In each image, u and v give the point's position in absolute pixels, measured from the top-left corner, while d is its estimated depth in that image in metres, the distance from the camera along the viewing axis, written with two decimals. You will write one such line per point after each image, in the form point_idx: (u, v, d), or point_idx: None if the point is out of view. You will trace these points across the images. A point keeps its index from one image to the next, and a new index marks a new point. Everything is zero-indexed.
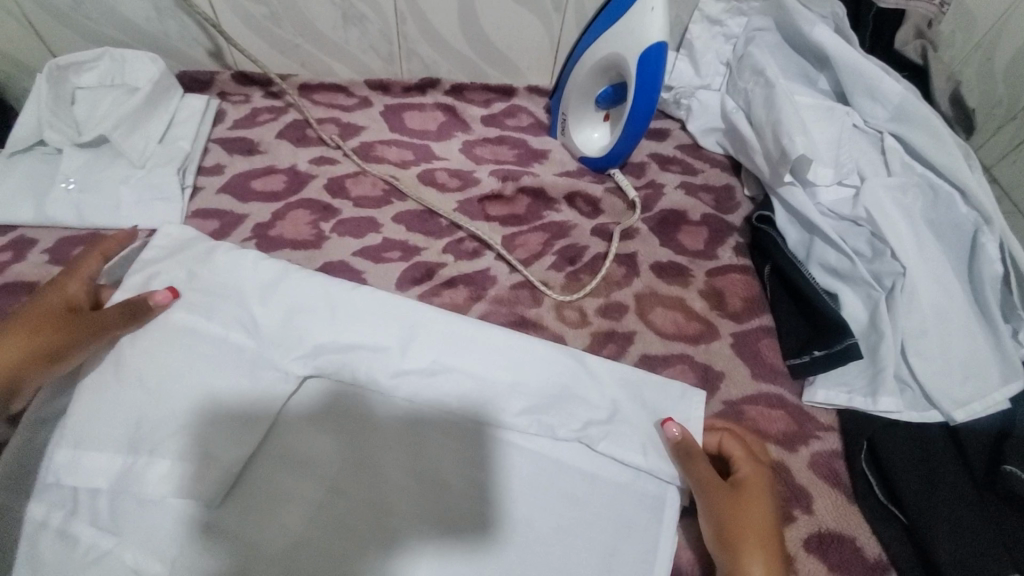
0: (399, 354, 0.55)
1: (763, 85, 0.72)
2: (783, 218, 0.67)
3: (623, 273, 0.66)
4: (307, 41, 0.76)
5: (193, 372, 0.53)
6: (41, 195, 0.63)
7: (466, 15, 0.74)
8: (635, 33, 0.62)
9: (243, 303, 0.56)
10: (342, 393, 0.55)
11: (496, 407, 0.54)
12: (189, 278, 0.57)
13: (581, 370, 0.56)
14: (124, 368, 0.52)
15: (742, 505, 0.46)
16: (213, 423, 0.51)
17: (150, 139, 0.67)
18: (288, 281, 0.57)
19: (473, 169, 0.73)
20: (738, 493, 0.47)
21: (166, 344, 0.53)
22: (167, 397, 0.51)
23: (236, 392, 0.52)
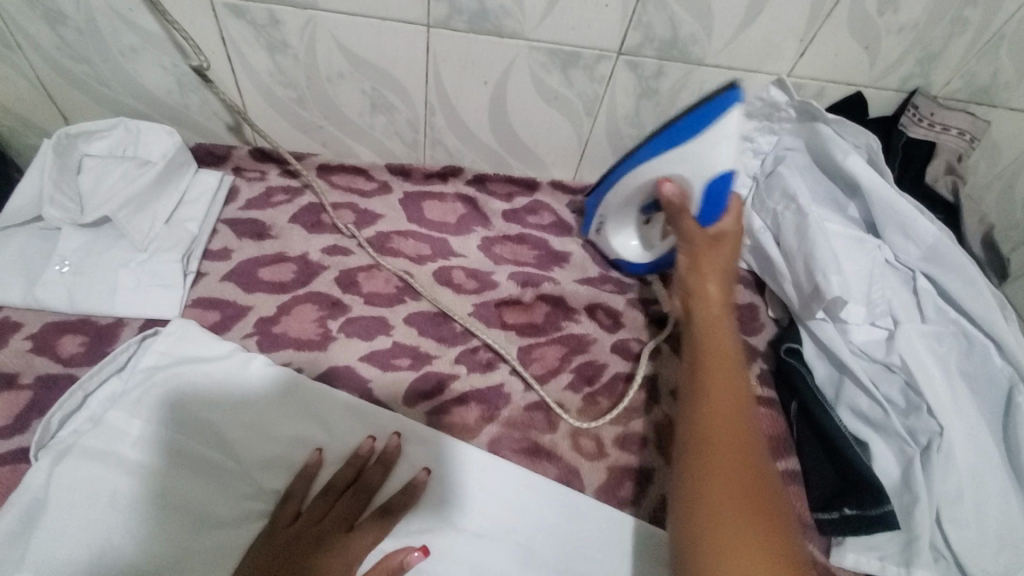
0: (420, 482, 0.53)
1: (793, 211, 0.70)
2: (812, 352, 0.65)
3: (642, 399, 0.63)
4: (332, 124, 0.73)
5: (192, 488, 0.49)
6: (32, 275, 0.58)
7: (497, 112, 0.73)
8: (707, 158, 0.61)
9: (238, 417, 0.53)
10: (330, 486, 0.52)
11: (490, 554, 0.51)
12: (195, 389, 0.53)
13: (595, 536, 0.53)
14: (103, 486, 0.47)
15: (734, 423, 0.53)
16: (186, 554, 0.47)
17: (155, 221, 0.63)
18: (289, 393, 0.55)
19: (491, 270, 0.71)
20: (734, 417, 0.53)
21: (153, 461, 0.49)
22: (145, 518, 0.47)
23: (214, 516, 0.49)
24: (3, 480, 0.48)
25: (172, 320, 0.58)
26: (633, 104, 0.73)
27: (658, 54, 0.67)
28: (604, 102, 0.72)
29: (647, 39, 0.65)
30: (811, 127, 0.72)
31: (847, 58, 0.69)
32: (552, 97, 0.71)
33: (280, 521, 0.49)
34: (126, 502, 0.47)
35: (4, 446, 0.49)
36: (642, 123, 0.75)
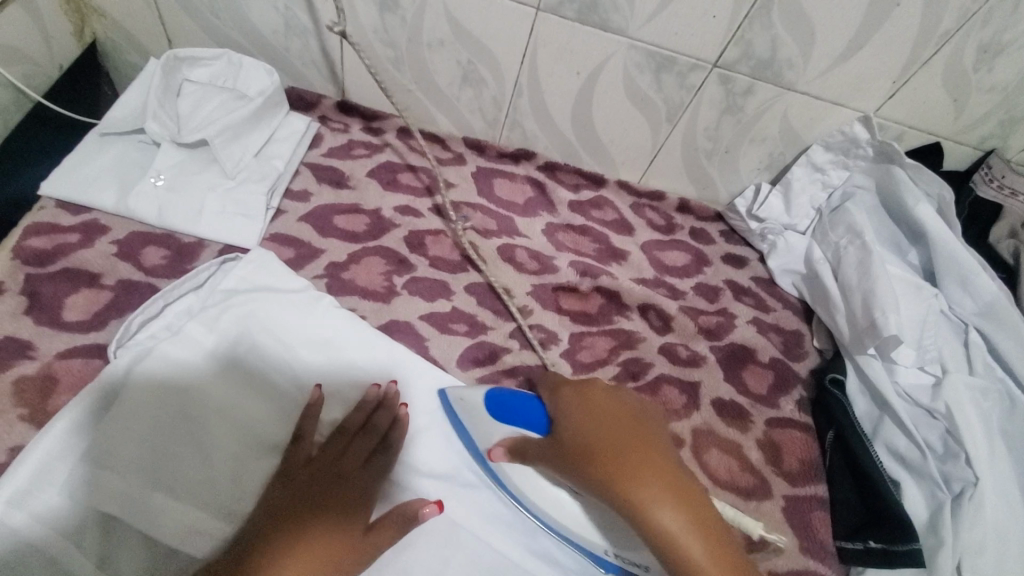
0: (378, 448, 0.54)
1: (858, 247, 0.71)
2: (854, 387, 0.66)
3: (682, 402, 0.64)
4: (421, 89, 0.76)
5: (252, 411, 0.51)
6: (126, 183, 0.60)
7: (581, 104, 0.75)
8: (494, 441, 0.52)
9: (297, 350, 0.55)
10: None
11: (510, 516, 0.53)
12: (263, 313, 0.55)
13: None
14: (165, 388, 0.49)
15: (643, 448, 0.42)
16: (233, 465, 0.48)
17: (246, 152, 0.65)
18: (348, 334, 0.56)
19: (553, 255, 0.72)
20: (582, 408, 0.46)
21: (215, 375, 0.51)
22: (201, 425, 0.49)
23: (262, 432, 0.50)
24: (78, 371, 0.50)
25: (251, 249, 0.60)
26: (714, 118, 0.74)
27: (752, 72, 0.68)
28: (687, 111, 0.74)
29: (745, 56, 0.67)
30: (885, 168, 0.72)
31: (934, 108, 0.70)
32: (639, 99, 0.73)
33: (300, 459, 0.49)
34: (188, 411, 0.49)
35: (80, 340, 0.51)
36: (718, 138, 0.77)
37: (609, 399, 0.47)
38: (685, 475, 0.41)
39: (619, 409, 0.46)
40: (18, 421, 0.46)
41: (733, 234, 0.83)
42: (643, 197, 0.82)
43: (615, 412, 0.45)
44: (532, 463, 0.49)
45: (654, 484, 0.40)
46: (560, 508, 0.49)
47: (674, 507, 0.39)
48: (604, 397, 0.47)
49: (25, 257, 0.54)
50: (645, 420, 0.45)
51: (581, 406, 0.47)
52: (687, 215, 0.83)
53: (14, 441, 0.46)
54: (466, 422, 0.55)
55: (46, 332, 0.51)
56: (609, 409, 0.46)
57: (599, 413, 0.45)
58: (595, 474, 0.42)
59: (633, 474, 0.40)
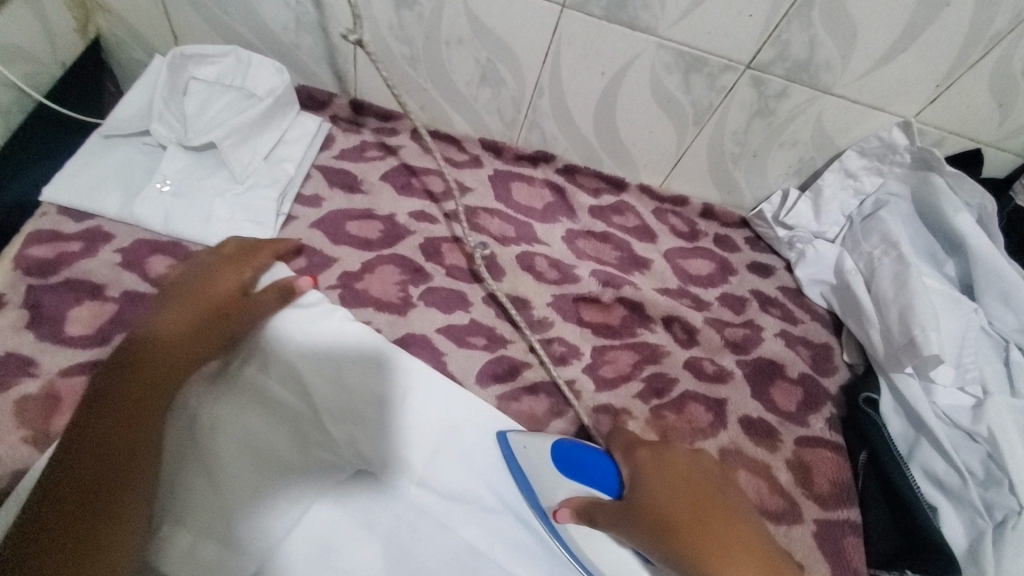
0: (377, 477, 0.51)
1: (893, 259, 0.67)
2: (888, 405, 0.63)
3: (709, 421, 0.61)
4: (437, 88, 0.72)
5: (254, 428, 0.49)
6: (131, 188, 0.58)
7: (604, 106, 0.71)
8: (561, 501, 0.50)
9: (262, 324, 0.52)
10: (340, 489, 0.50)
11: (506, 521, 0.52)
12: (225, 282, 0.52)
13: None
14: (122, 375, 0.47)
15: (727, 517, 0.44)
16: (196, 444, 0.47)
17: (256, 155, 0.62)
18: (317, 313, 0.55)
19: (573, 263, 0.69)
20: (663, 477, 0.47)
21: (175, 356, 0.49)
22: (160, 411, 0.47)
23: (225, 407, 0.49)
24: (82, 389, 0.47)
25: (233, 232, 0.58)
26: (744, 121, 0.71)
27: (787, 74, 0.65)
28: (715, 113, 0.70)
29: (780, 57, 0.63)
30: (924, 175, 0.69)
31: (977, 114, 0.66)
32: (666, 101, 0.70)
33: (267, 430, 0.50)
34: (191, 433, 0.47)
35: (84, 356, 0.49)
36: (747, 141, 0.73)
37: (686, 465, 0.48)
38: (774, 550, 0.43)
39: (697, 478, 0.47)
40: (19, 444, 0.44)
41: (759, 241, 0.80)
42: (666, 202, 0.79)
43: (688, 477, 0.47)
44: (600, 528, 0.48)
45: (752, 561, 0.41)
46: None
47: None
48: (676, 462, 0.48)
49: (27, 267, 0.52)
50: (724, 492, 0.47)
51: (660, 474, 0.47)
52: (712, 220, 0.79)
53: (16, 464, 0.44)
54: (528, 473, 0.53)
55: (48, 348, 0.48)
56: (687, 475, 0.47)
57: (675, 480, 0.47)
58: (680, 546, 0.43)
59: (715, 546, 0.42)
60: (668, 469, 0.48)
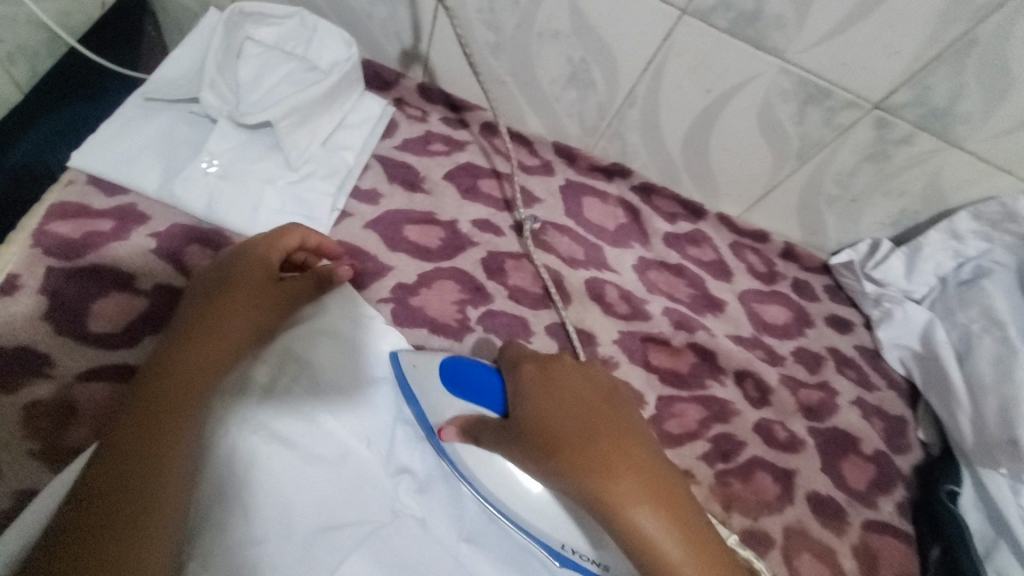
0: (423, 526, 0.46)
1: (997, 339, 0.61)
2: (967, 498, 0.59)
3: (776, 494, 0.56)
4: (517, 82, 0.65)
5: (282, 441, 0.45)
6: (173, 164, 0.52)
7: (700, 126, 0.64)
8: (447, 419, 0.47)
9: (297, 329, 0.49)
10: (385, 536, 0.44)
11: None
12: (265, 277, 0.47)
13: None
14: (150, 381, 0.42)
15: (616, 430, 0.41)
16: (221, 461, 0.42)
17: (314, 140, 0.56)
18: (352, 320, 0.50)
19: (645, 298, 0.63)
20: (548, 392, 0.43)
21: None
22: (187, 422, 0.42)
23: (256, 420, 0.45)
24: (101, 399, 0.42)
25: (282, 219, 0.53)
26: (851, 163, 0.63)
27: (916, 121, 0.57)
28: (823, 151, 0.63)
29: (916, 101, 0.56)
30: None
31: None
32: (771, 130, 0.62)
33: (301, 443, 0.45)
34: (226, 464, 0.42)
35: (108, 359, 0.43)
36: (849, 185, 0.66)
37: (569, 377, 0.44)
38: (665, 471, 0.39)
39: (593, 394, 0.44)
40: (26, 458, 0.39)
41: (839, 291, 0.73)
42: (745, 236, 0.72)
43: (596, 398, 0.43)
44: (486, 447, 0.44)
45: (621, 481, 0.38)
46: (530, 505, 0.43)
47: (658, 512, 0.37)
48: (576, 378, 0.44)
49: (47, 246, 0.45)
50: (619, 406, 0.43)
51: (537, 386, 0.44)
52: (792, 262, 0.73)
53: (21, 482, 0.39)
54: (415, 388, 0.48)
55: (67, 345, 0.43)
56: (571, 386, 0.44)
57: (591, 400, 0.43)
58: (568, 463, 0.39)
59: (612, 466, 0.38)
60: (595, 396, 0.43)
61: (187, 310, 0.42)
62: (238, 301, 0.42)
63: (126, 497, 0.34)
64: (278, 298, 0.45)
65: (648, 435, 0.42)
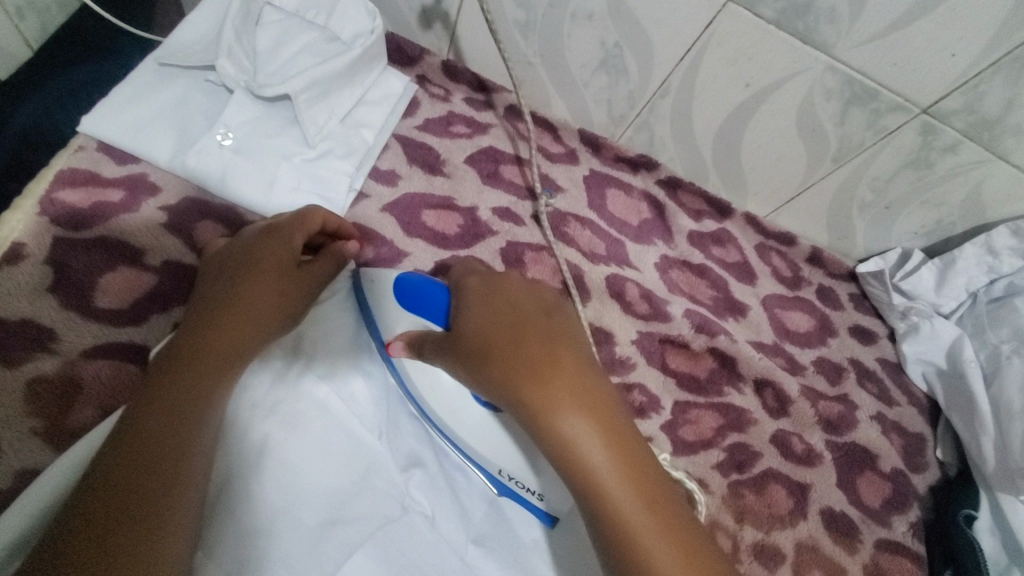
0: (434, 524, 0.45)
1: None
2: (983, 524, 0.57)
3: (789, 507, 0.54)
4: (545, 65, 0.62)
5: (295, 427, 0.44)
6: (188, 136, 0.50)
7: (735, 121, 0.61)
8: (397, 334, 0.46)
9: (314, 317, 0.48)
10: (392, 533, 0.43)
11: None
12: None
13: None
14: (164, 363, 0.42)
15: (550, 337, 0.39)
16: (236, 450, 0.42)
17: (333, 116, 0.54)
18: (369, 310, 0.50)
19: (666, 298, 0.61)
20: (485, 300, 0.42)
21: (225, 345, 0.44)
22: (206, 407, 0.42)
23: (271, 406, 0.44)
24: (108, 377, 0.41)
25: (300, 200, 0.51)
26: (890, 169, 0.60)
27: (965, 129, 0.54)
28: (862, 155, 0.60)
29: (967, 108, 0.52)
30: None
31: None
32: (810, 130, 0.59)
33: (314, 431, 0.45)
34: (239, 447, 0.42)
35: (116, 335, 0.42)
36: (885, 192, 0.63)
37: (513, 287, 0.42)
38: (596, 378, 0.38)
39: (532, 302, 0.42)
40: (30, 436, 0.38)
41: (864, 300, 0.71)
42: (771, 238, 0.70)
43: (541, 309, 0.41)
44: (430, 359, 0.44)
45: (552, 384, 0.36)
46: (480, 434, 0.44)
47: (584, 414, 0.35)
48: (524, 288, 0.43)
49: (54, 215, 0.44)
50: (557, 315, 0.41)
51: (483, 297, 0.42)
52: (818, 267, 0.71)
53: (24, 462, 0.37)
54: (371, 304, 0.48)
55: (73, 320, 0.41)
56: (511, 295, 0.42)
57: (535, 308, 0.41)
58: (501, 371, 0.38)
59: (542, 370, 0.37)
60: (535, 303, 0.42)
61: (209, 291, 0.42)
62: (258, 285, 0.42)
63: (150, 477, 0.34)
64: (302, 281, 0.45)
65: (586, 347, 0.40)
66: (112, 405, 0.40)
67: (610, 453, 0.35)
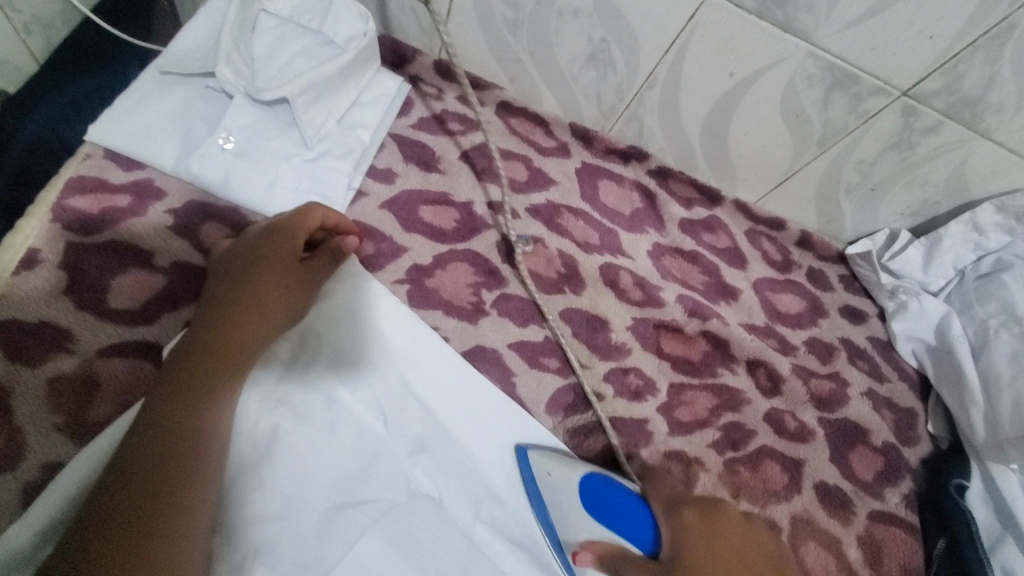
0: (440, 505, 0.47)
1: (1014, 335, 0.61)
2: (976, 493, 0.58)
3: (784, 483, 0.56)
4: (534, 61, 0.64)
5: (303, 416, 0.46)
6: (190, 141, 0.52)
7: (722, 109, 0.62)
8: (582, 543, 0.44)
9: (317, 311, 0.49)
10: (401, 514, 0.45)
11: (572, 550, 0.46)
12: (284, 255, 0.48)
13: None
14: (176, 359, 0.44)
15: None
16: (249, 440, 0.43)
17: (330, 118, 0.56)
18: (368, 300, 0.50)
19: (659, 284, 0.63)
20: (726, 542, 0.40)
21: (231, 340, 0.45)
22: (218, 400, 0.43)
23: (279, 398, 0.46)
24: (123, 373, 0.43)
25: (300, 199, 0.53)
26: (874, 153, 0.62)
27: (946, 109, 0.56)
28: (846, 138, 0.61)
29: (947, 89, 0.54)
30: None
31: None
32: (794, 116, 0.61)
33: (321, 420, 0.46)
34: (251, 435, 0.44)
35: (130, 334, 0.44)
36: (870, 174, 0.65)
37: (736, 532, 0.41)
38: None
39: (761, 554, 0.41)
40: (52, 431, 0.40)
41: (854, 282, 0.72)
42: (760, 223, 0.71)
43: (737, 555, 0.40)
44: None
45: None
46: None
47: None
48: (692, 526, 0.41)
49: (66, 222, 0.46)
50: (785, 574, 0.40)
51: (702, 536, 0.40)
52: (807, 251, 0.72)
53: (47, 456, 0.39)
54: (548, 501, 0.47)
55: (88, 321, 0.43)
56: (742, 547, 0.40)
57: (744, 557, 0.40)
58: None
59: None
60: (741, 548, 0.40)
61: (216, 291, 0.44)
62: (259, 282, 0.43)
63: (169, 467, 0.36)
64: (302, 276, 0.46)
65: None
66: (128, 399, 0.42)
67: None
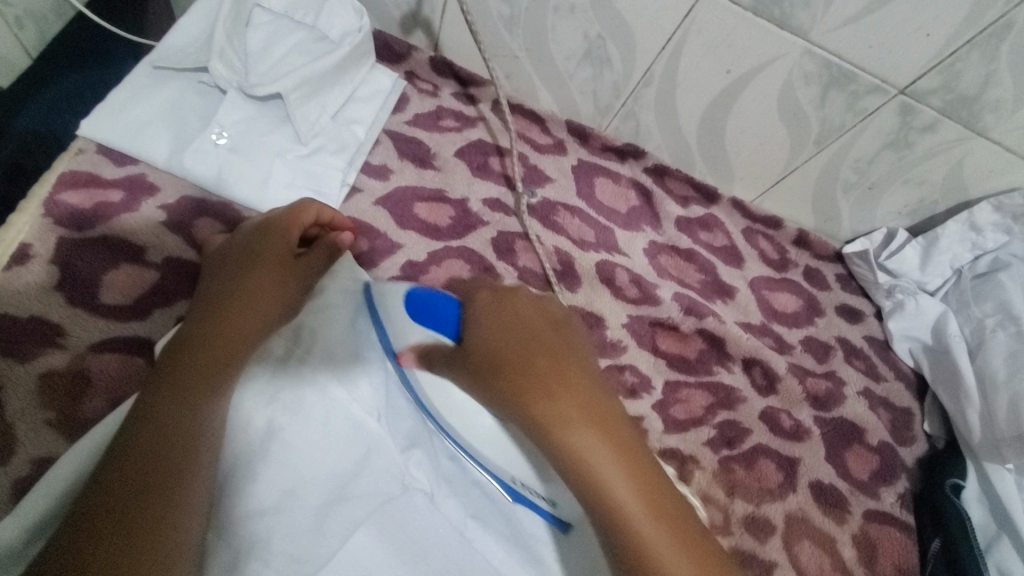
0: (434, 501, 0.46)
1: (1011, 334, 0.60)
2: (971, 493, 0.58)
3: (779, 481, 0.56)
4: (530, 58, 0.64)
5: (295, 412, 0.45)
6: (184, 136, 0.51)
7: (719, 106, 0.62)
8: (406, 345, 0.46)
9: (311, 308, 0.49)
10: (395, 508, 0.45)
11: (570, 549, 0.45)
12: None
13: None
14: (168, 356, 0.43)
15: (596, 391, 0.37)
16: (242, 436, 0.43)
17: (324, 113, 0.56)
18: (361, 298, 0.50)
19: (655, 282, 0.63)
20: (550, 339, 0.40)
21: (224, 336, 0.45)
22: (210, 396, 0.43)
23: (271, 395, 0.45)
24: (115, 370, 0.42)
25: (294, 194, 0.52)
26: (871, 151, 0.62)
27: (944, 107, 0.55)
28: (843, 136, 0.61)
29: (944, 87, 0.54)
30: None
31: None
32: (791, 114, 0.60)
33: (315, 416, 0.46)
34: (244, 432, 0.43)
35: (122, 330, 0.44)
36: (867, 172, 0.64)
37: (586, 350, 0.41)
38: (627, 428, 0.36)
39: (558, 341, 0.40)
40: (43, 427, 0.40)
41: (851, 280, 0.72)
42: (758, 222, 0.71)
43: (565, 352, 0.40)
44: (441, 373, 0.44)
45: (565, 401, 0.36)
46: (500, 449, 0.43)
47: (619, 461, 0.34)
48: (519, 318, 0.41)
49: (59, 217, 0.46)
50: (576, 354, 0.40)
51: (510, 327, 0.41)
52: (804, 249, 0.72)
53: (37, 451, 0.39)
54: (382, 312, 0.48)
55: (80, 317, 0.43)
56: (548, 337, 0.40)
57: (561, 351, 0.39)
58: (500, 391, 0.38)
59: (576, 410, 0.36)
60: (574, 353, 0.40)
61: (210, 286, 0.43)
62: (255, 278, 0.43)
63: (162, 458, 0.36)
64: (296, 272, 0.46)
65: (593, 362, 0.41)
66: (119, 395, 0.42)
67: (664, 515, 0.33)
